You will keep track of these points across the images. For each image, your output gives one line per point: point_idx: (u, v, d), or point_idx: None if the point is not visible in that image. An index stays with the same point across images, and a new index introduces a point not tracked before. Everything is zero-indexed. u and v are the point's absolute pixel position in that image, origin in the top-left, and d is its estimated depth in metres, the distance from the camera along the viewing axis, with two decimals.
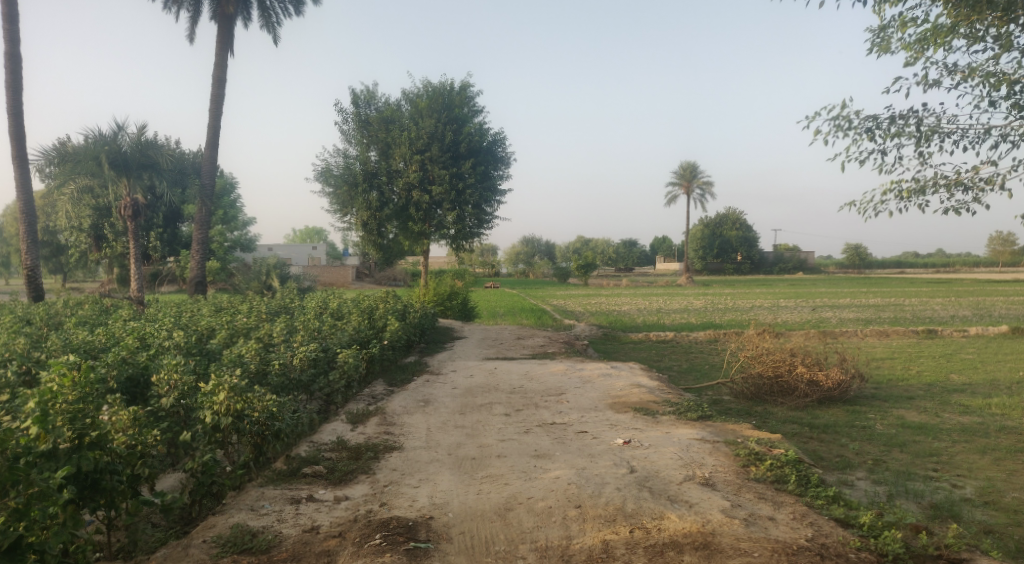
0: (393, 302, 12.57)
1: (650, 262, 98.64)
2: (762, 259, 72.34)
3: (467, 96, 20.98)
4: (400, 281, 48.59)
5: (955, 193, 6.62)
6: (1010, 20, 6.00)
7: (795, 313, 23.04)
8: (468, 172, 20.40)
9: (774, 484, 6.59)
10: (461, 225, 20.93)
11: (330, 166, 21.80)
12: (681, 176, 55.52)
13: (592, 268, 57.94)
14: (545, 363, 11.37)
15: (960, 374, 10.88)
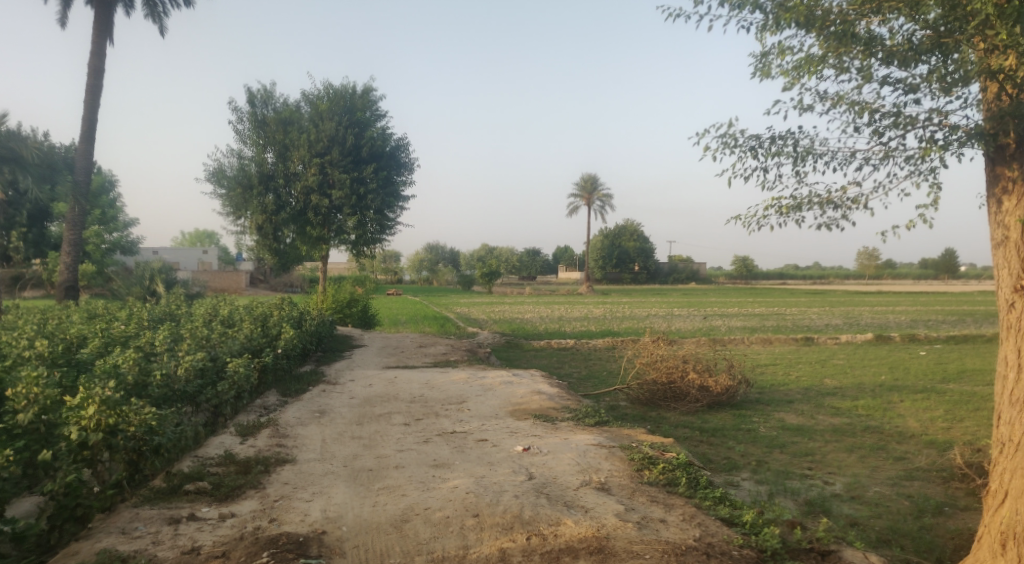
0: (289, 309, 12.12)
1: (554, 270, 100.51)
2: (659, 269, 75.36)
3: (369, 100, 20.66)
4: (298, 288, 47.24)
5: (826, 211, 6.83)
6: (871, 54, 6.37)
7: (686, 322, 24.08)
8: (370, 177, 20.18)
9: (666, 487, 6.90)
10: (362, 231, 20.50)
11: (223, 167, 20.75)
12: (581, 188, 57.11)
13: (495, 277, 58.15)
14: (447, 371, 11.29)
15: (833, 378, 11.69)
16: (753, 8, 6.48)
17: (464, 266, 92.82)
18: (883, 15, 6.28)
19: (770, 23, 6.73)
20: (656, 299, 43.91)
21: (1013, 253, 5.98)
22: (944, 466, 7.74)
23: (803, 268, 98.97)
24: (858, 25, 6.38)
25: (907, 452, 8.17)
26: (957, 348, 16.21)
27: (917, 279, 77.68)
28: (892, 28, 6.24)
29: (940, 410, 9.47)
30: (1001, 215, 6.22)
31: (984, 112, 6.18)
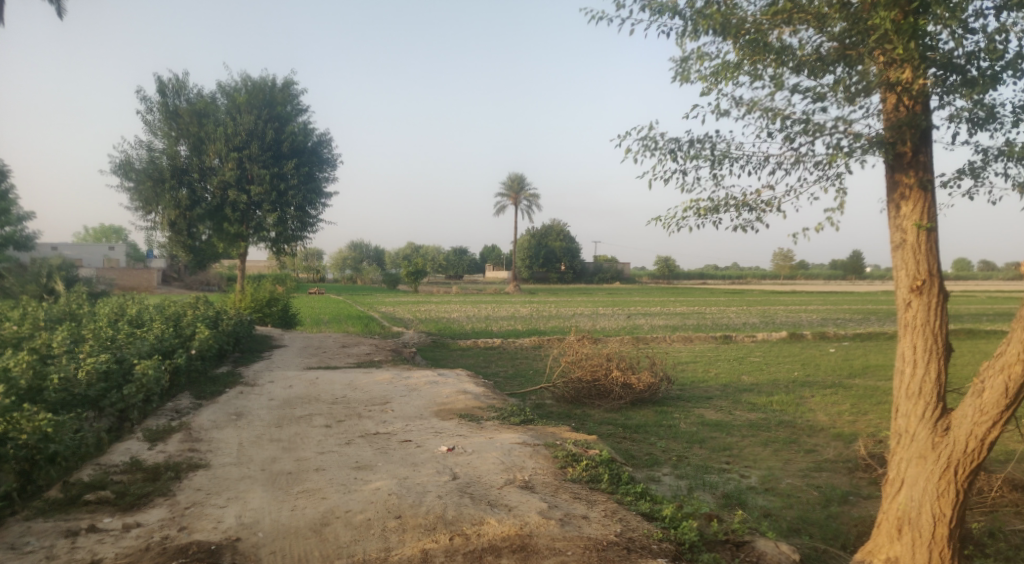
0: (204, 308, 11.67)
1: (481, 270, 100.76)
2: (584, 269, 76.63)
3: (290, 93, 20.21)
4: (214, 285, 45.84)
5: (742, 213, 6.98)
6: (783, 62, 6.61)
7: (611, 321, 24.51)
8: (291, 173, 19.66)
9: (589, 484, 7.02)
10: (282, 228, 19.96)
11: (129, 159, 19.56)
12: (507, 188, 57.46)
13: (421, 276, 57.82)
14: (370, 372, 11.10)
15: (750, 375, 12.14)
16: (672, 14, 6.63)
17: (389, 265, 91.93)
18: (794, 26, 6.56)
19: (688, 29, 6.90)
20: (578, 299, 44.63)
21: (910, 254, 6.36)
22: (850, 457, 8.16)
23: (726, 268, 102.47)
24: (771, 34, 6.63)
25: (817, 444, 8.55)
26: (862, 345, 17.11)
27: (829, 279, 81.73)
28: (802, 39, 6.53)
29: (847, 404, 9.97)
30: (899, 219, 6.58)
31: (884, 122, 6.50)
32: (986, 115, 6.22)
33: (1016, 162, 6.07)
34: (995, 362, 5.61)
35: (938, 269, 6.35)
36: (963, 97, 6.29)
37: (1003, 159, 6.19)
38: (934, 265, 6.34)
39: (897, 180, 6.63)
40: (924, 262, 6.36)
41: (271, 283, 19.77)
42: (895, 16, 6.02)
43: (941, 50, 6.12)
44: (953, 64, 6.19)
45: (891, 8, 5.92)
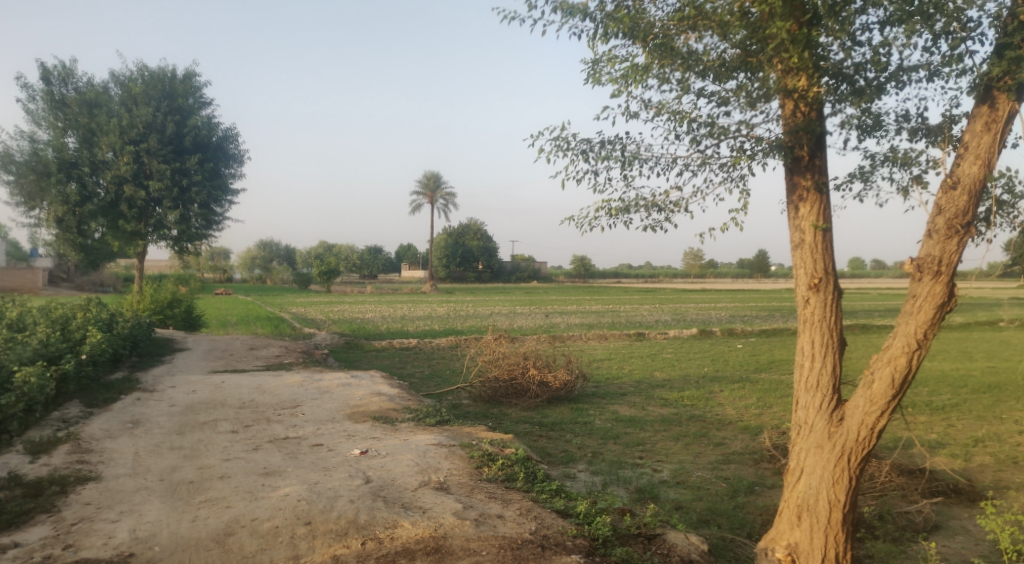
0: (96, 311, 11.00)
1: (397, 270, 99.68)
2: (501, 269, 77.01)
3: (191, 85, 19.40)
4: (109, 287, 43.38)
5: (651, 213, 7.12)
6: (688, 67, 6.82)
7: (528, 320, 24.73)
8: (194, 168, 18.90)
9: (504, 483, 7.04)
10: (185, 226, 19.23)
11: (9, 150, 18.19)
12: (423, 186, 57.09)
13: (334, 275, 56.54)
14: (280, 375, 10.74)
15: (662, 371, 12.47)
16: (583, 16, 6.73)
17: (302, 264, 89.75)
18: (698, 32, 6.78)
19: (599, 32, 7.02)
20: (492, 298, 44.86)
21: (808, 253, 6.67)
22: (755, 449, 8.49)
23: (639, 268, 105.63)
24: (677, 40, 6.84)
25: (725, 437, 8.87)
26: (765, 341, 17.93)
27: (738, 278, 85.26)
28: (706, 45, 6.75)
29: (752, 397, 10.38)
30: (798, 219, 6.89)
31: (783, 126, 6.80)
32: (872, 123, 6.62)
33: (899, 168, 6.50)
34: (883, 355, 6.04)
35: (833, 269, 6.69)
36: (852, 105, 6.69)
37: (888, 164, 6.62)
38: (829, 265, 6.68)
39: (796, 183, 6.95)
40: (820, 262, 6.69)
41: (173, 282, 18.91)
42: (791, 26, 6.32)
43: (831, 61, 6.50)
44: (843, 73, 6.59)
45: (787, 19, 6.19)
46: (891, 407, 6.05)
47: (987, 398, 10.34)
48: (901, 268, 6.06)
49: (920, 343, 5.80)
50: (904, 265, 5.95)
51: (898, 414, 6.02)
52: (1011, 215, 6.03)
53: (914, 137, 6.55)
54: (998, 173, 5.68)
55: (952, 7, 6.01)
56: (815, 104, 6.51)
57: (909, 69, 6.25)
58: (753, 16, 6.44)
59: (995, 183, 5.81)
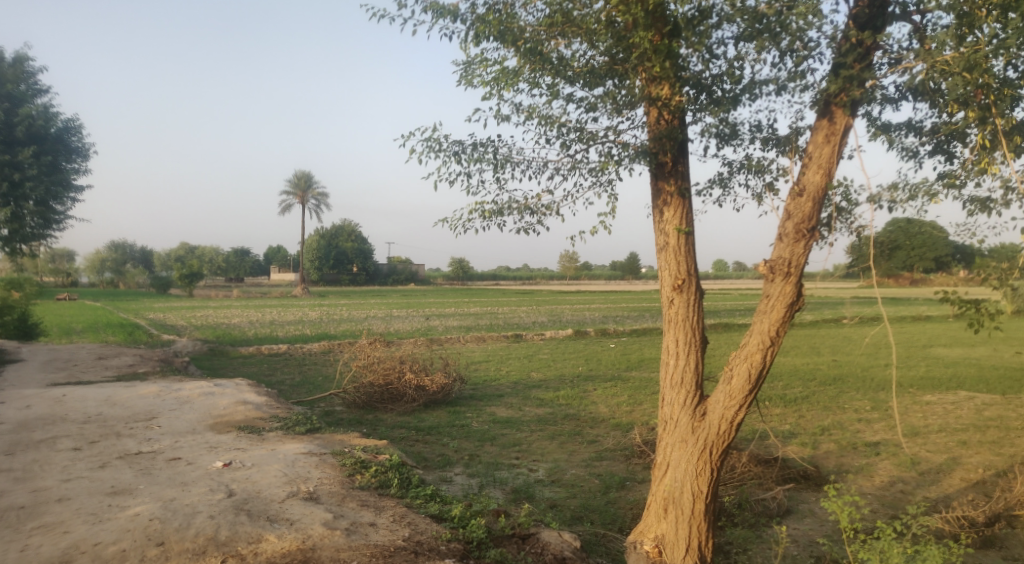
0: None
1: (266, 274, 96.18)
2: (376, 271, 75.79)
3: (23, 70, 17.74)
4: None
5: (523, 216, 7.19)
6: (558, 73, 6.97)
7: (407, 322, 24.56)
8: (28, 162, 17.30)
9: (378, 490, 6.88)
10: (17, 225, 17.61)
11: None
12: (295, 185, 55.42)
13: (197, 278, 53.52)
14: (134, 386, 9.99)
15: (538, 371, 12.68)
16: (452, 17, 6.71)
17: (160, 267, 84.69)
18: (567, 38, 6.94)
19: (469, 35, 7.03)
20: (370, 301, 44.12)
21: (673, 255, 6.94)
22: (626, 445, 8.77)
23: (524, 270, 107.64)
24: (547, 45, 6.97)
25: (598, 435, 9.12)
26: (636, 340, 18.71)
27: (614, 280, 88.91)
28: (575, 52, 6.90)
29: (624, 395, 10.75)
30: (662, 224, 7.17)
31: (648, 133, 7.06)
32: (730, 132, 7.02)
33: (753, 175, 6.92)
34: (740, 352, 6.38)
35: (695, 270, 7.01)
36: (711, 114, 7.05)
37: (743, 171, 7.04)
38: (691, 266, 6.99)
39: (660, 187, 7.23)
40: (683, 264, 6.97)
41: (4, 287, 17.20)
42: (654, 37, 6.57)
43: (691, 71, 6.82)
44: (702, 84, 6.92)
45: (650, 29, 6.42)
46: (748, 401, 6.42)
47: (832, 390, 11.26)
48: (755, 269, 6.43)
49: (773, 340, 6.19)
50: (759, 266, 6.32)
51: (754, 407, 6.41)
52: (849, 220, 6.56)
53: (766, 146, 7.01)
54: (837, 181, 6.16)
55: (795, 27, 6.46)
56: (677, 112, 6.80)
57: (759, 82, 6.66)
58: (618, 26, 6.64)
59: (835, 191, 6.30)
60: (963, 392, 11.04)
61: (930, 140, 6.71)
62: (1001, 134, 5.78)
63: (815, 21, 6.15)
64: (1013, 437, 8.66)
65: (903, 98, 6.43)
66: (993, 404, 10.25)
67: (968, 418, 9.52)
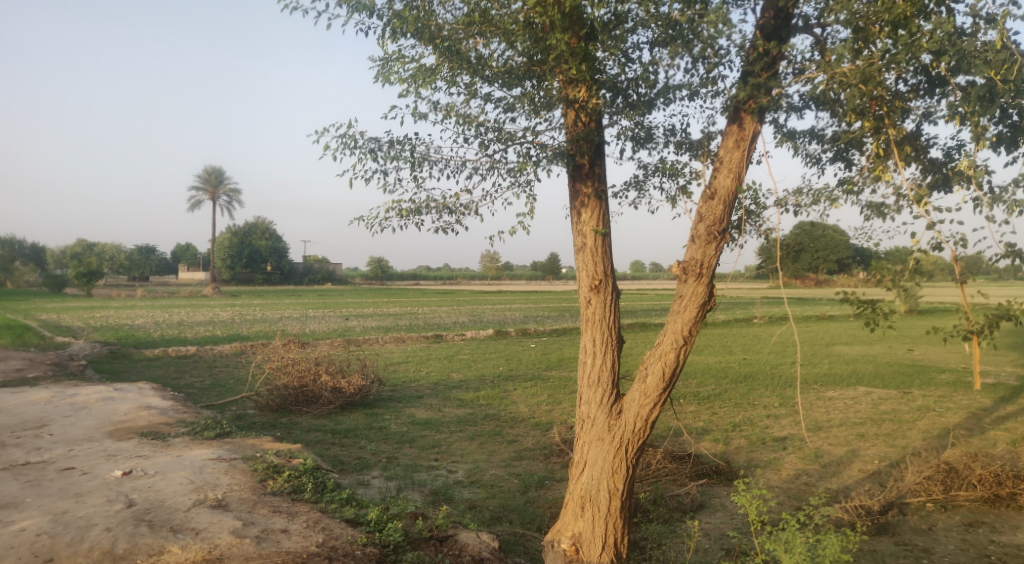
0: None
1: (175, 273, 92.19)
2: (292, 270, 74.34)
3: None
4: None
5: (441, 215, 7.10)
6: (476, 73, 6.93)
7: (324, 323, 24.05)
8: None
9: (291, 495, 6.66)
10: None
11: None
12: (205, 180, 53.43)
13: (97, 277, 50.57)
14: (23, 392, 9.35)
15: (458, 372, 12.64)
16: (367, 13, 6.57)
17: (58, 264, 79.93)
18: (485, 38, 6.91)
19: (385, 32, 6.91)
20: (289, 301, 43.00)
21: (590, 256, 6.98)
22: (546, 444, 8.84)
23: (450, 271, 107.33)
24: (464, 44, 6.93)
25: (518, 435, 9.14)
26: (556, 340, 18.95)
27: (538, 280, 89.97)
28: (493, 51, 6.89)
29: (544, 395, 10.84)
30: (580, 225, 7.22)
31: (566, 134, 7.10)
32: (645, 135, 7.14)
33: (667, 178, 7.07)
34: (655, 351, 6.50)
35: (611, 271, 7.09)
36: (627, 117, 7.16)
37: (658, 174, 7.18)
38: (608, 267, 7.06)
39: (578, 189, 7.28)
40: (600, 264, 7.04)
41: None
42: (571, 39, 6.61)
43: (608, 75, 6.90)
44: (618, 87, 7.02)
45: (566, 32, 6.45)
46: (662, 399, 6.56)
47: (742, 387, 11.69)
48: (669, 270, 6.55)
49: (686, 339, 6.33)
50: (672, 267, 6.44)
51: (668, 405, 6.54)
52: (757, 222, 6.78)
53: (679, 150, 7.17)
54: (746, 185, 6.34)
55: (706, 34, 6.62)
56: (594, 115, 6.87)
57: (673, 87, 6.81)
58: (536, 27, 6.65)
59: (744, 195, 6.49)
60: (861, 388, 11.68)
61: (833, 148, 7.00)
62: (893, 144, 6.06)
63: (725, 30, 6.31)
64: (906, 429, 9.21)
65: (806, 107, 6.69)
66: (887, 398, 10.89)
67: (866, 412, 10.07)
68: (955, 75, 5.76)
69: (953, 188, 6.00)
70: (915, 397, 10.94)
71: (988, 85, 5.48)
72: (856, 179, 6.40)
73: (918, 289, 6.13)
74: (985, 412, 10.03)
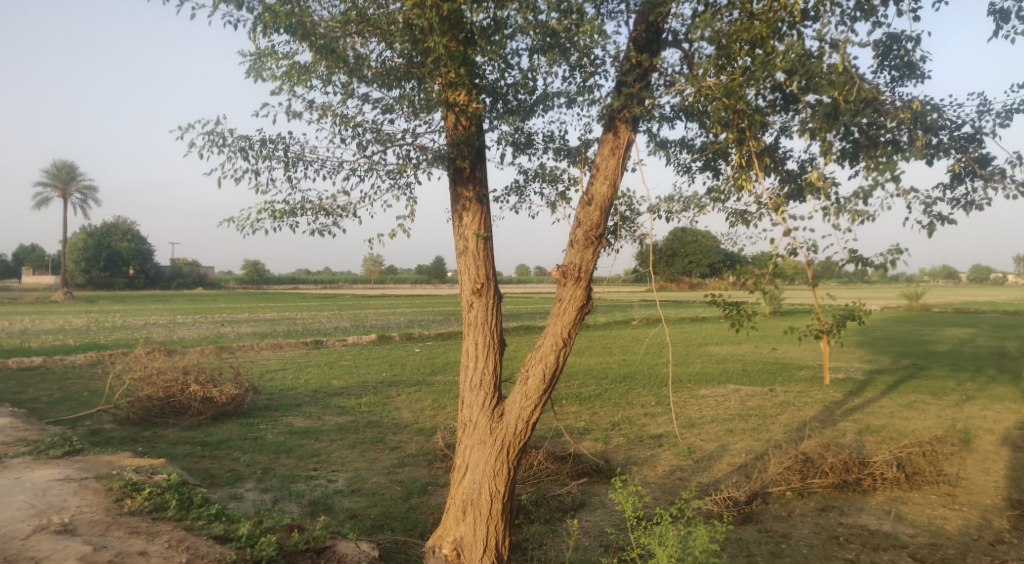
0: None
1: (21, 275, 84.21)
2: (158, 274, 70.38)
3: None
4: None
5: (318, 217, 6.91)
6: (354, 74, 6.81)
7: (193, 329, 22.78)
8: None
9: (151, 514, 6.22)
10: None
11: None
12: (53, 176, 49.38)
13: None
14: None
15: (340, 378, 12.33)
16: (236, 6, 6.29)
17: None
18: (363, 38, 6.79)
19: (257, 26, 6.64)
20: (161, 306, 40.48)
21: (472, 259, 6.98)
22: (429, 449, 8.77)
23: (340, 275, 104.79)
24: (342, 43, 6.78)
25: (401, 441, 9.03)
26: (441, 344, 18.88)
27: (427, 284, 89.63)
28: (370, 51, 6.77)
29: (428, 400, 10.77)
30: (461, 228, 7.20)
31: (447, 138, 7.07)
32: (525, 141, 7.24)
33: (546, 183, 7.21)
34: (535, 354, 6.58)
35: (493, 275, 7.11)
36: (507, 123, 7.23)
37: (538, 179, 7.30)
38: (489, 271, 7.07)
39: (459, 192, 7.27)
40: (482, 268, 7.03)
41: None
42: (451, 43, 6.61)
43: (488, 80, 6.94)
44: (497, 93, 7.08)
45: (445, 36, 6.42)
46: (542, 400, 6.65)
47: (622, 387, 12.09)
48: (549, 274, 6.64)
49: (565, 341, 6.46)
50: (552, 271, 6.54)
51: (548, 406, 6.64)
52: (632, 228, 7.02)
53: (558, 156, 7.32)
54: (620, 193, 6.55)
55: (582, 44, 6.80)
56: (474, 119, 6.89)
57: (551, 95, 6.95)
58: (415, 29, 6.60)
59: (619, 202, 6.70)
60: (730, 385, 12.39)
61: (702, 157, 7.36)
62: (754, 155, 6.44)
63: (599, 42, 6.49)
64: (769, 423, 9.83)
65: (677, 118, 7.00)
66: (753, 394, 11.60)
67: (734, 408, 10.67)
68: (805, 93, 6.19)
69: (806, 198, 6.45)
70: (778, 392, 11.73)
71: (834, 104, 5.90)
72: (722, 188, 6.76)
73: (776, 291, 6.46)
74: (836, 404, 10.89)
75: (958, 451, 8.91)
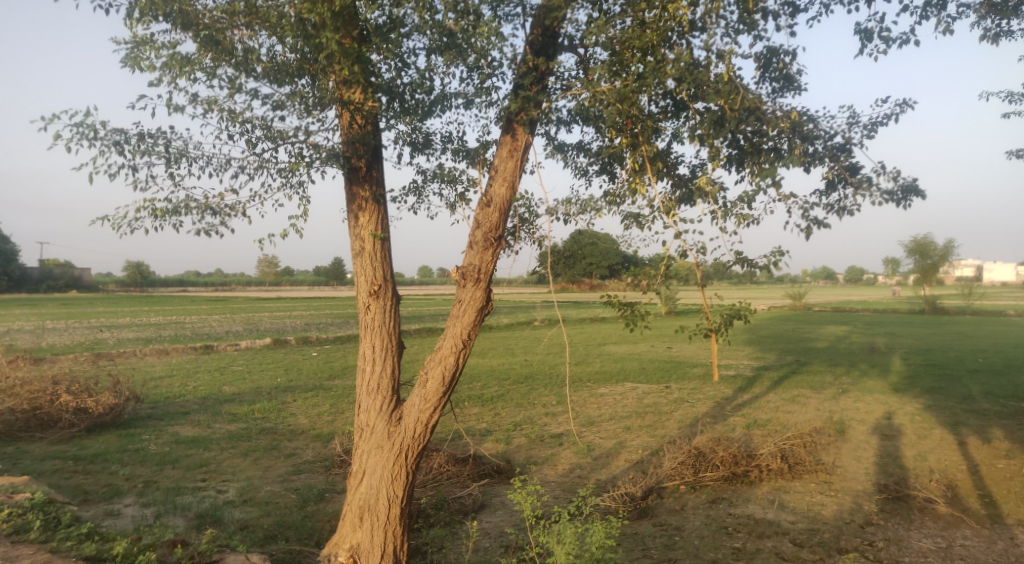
0: None
1: None
2: (26, 277, 65.12)
3: None
4: None
5: (204, 215, 6.59)
6: (241, 67, 6.52)
7: (66, 335, 21.25)
8: None
9: (11, 537, 5.74)
10: None
11: None
12: None
13: None
14: None
15: (231, 385, 11.84)
16: None
17: None
18: (251, 31, 6.51)
19: (133, 14, 6.25)
20: (27, 311, 37.35)
21: (369, 260, 6.83)
22: (326, 456, 8.55)
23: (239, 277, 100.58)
24: (229, 35, 6.48)
25: (296, 448, 8.77)
26: (341, 347, 18.46)
27: (331, 285, 87.40)
28: (260, 44, 6.50)
29: (325, 405, 10.52)
30: (357, 229, 7.02)
31: (342, 136, 6.89)
32: (423, 141, 7.16)
33: (445, 184, 7.15)
34: (435, 356, 6.51)
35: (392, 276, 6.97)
36: (405, 122, 7.13)
37: (437, 180, 7.23)
38: (387, 272, 6.93)
39: (355, 192, 7.09)
40: (380, 269, 6.89)
41: None
42: (345, 39, 6.44)
43: (383, 78, 6.81)
44: (394, 91, 6.96)
45: (338, 31, 6.25)
46: (442, 403, 6.58)
47: (523, 387, 12.21)
48: (449, 275, 6.58)
49: (465, 342, 6.42)
50: (452, 272, 6.48)
51: (448, 408, 6.58)
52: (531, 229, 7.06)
53: (457, 157, 7.28)
54: (518, 194, 6.58)
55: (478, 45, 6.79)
56: (371, 117, 6.74)
57: (449, 95, 6.90)
58: (307, 24, 6.39)
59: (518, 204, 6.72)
60: (628, 383, 12.74)
61: (598, 161, 7.49)
62: (647, 159, 6.60)
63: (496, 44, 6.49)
64: (664, 419, 10.16)
65: (573, 122, 7.10)
66: (649, 392, 11.97)
67: (631, 405, 10.97)
68: (693, 100, 6.40)
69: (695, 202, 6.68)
70: (673, 390, 12.15)
71: (719, 112, 6.12)
72: (617, 191, 6.90)
73: (670, 291, 6.64)
74: (727, 400, 11.39)
75: (834, 440, 9.50)
